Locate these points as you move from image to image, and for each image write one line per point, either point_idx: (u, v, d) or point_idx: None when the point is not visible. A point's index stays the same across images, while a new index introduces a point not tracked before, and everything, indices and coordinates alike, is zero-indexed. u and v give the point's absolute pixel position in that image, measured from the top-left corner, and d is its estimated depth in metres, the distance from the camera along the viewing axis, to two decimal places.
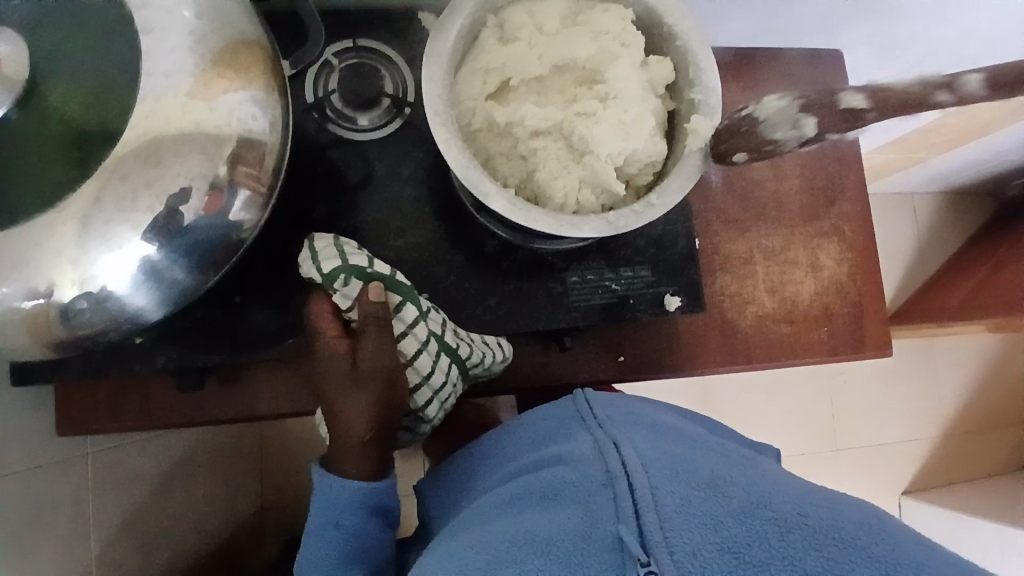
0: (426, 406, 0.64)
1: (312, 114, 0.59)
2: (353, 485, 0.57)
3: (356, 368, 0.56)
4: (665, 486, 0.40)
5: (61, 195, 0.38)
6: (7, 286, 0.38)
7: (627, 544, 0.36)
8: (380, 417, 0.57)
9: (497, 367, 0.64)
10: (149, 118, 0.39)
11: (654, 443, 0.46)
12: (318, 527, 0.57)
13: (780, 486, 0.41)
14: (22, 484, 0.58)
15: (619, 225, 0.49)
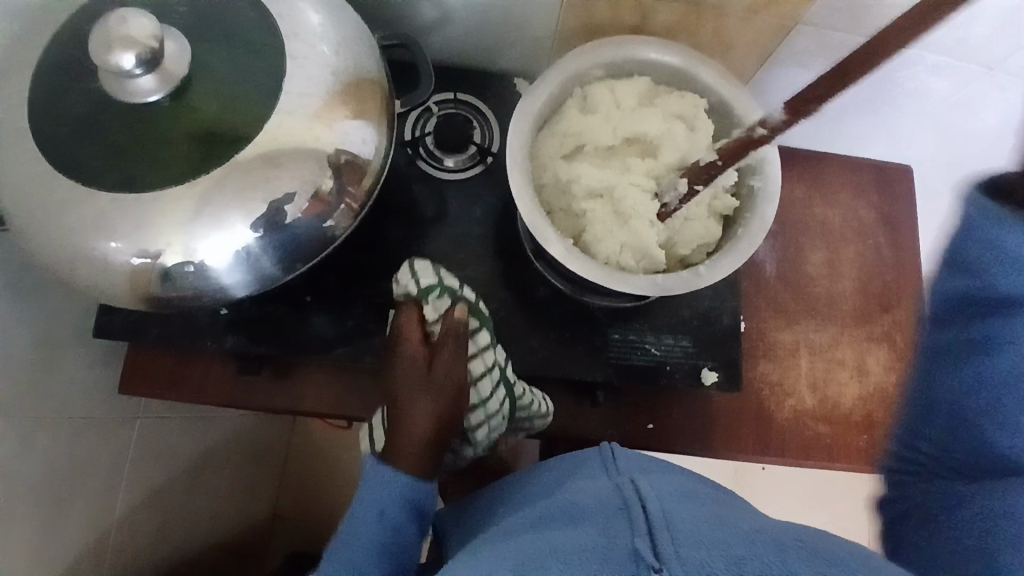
0: (475, 431, 0.61)
1: (406, 148, 0.65)
2: (406, 479, 0.54)
3: (431, 372, 0.56)
4: (680, 515, 0.39)
5: (187, 178, 0.43)
6: (123, 242, 0.44)
7: (642, 555, 0.36)
8: (443, 426, 0.56)
9: (536, 423, 0.64)
10: (277, 129, 0.45)
11: (669, 483, 0.45)
12: (361, 519, 0.53)
13: (780, 523, 0.41)
14: (76, 432, 0.62)
15: (652, 290, 0.52)
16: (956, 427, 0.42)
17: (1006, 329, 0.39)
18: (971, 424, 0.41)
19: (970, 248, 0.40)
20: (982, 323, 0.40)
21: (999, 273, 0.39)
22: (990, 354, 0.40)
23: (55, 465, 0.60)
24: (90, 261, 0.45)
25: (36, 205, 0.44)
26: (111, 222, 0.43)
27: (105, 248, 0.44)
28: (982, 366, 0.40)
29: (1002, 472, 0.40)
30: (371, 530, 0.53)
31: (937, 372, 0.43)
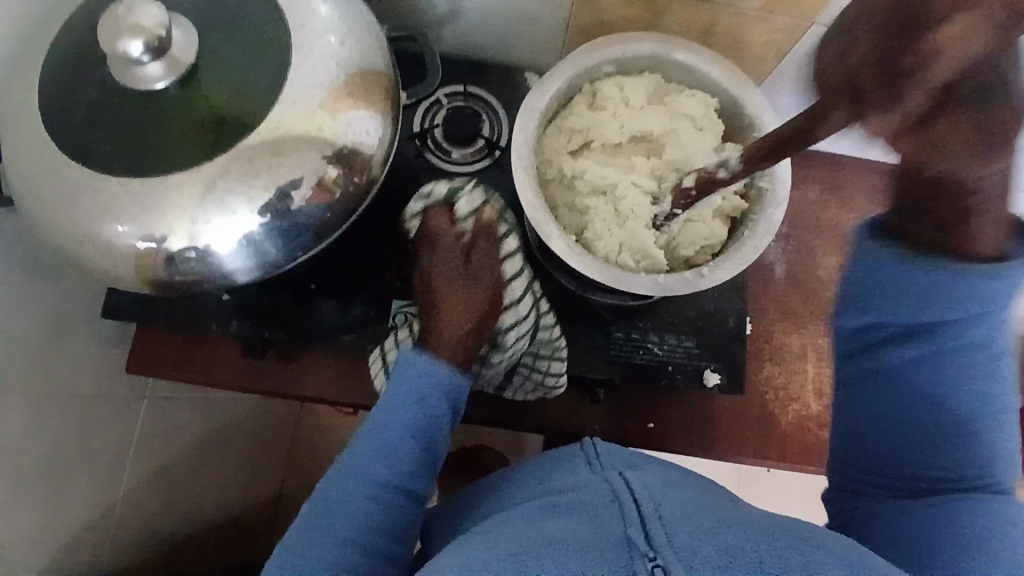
0: (505, 334, 0.56)
1: (414, 140, 0.65)
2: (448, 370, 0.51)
3: (469, 266, 0.55)
4: (670, 507, 0.39)
5: (192, 163, 0.44)
6: (129, 226, 0.44)
7: (635, 543, 0.36)
8: (477, 319, 0.54)
9: (550, 372, 0.60)
10: (282, 119, 0.45)
11: (654, 475, 0.45)
12: (396, 404, 0.50)
13: (765, 512, 0.41)
14: (83, 409, 0.64)
15: (652, 290, 0.51)
16: (890, 445, 0.46)
17: (904, 354, 0.46)
18: (906, 438, 0.46)
19: (869, 281, 0.45)
20: (887, 346, 0.47)
21: (897, 301, 0.44)
22: (897, 376, 0.46)
23: (63, 439, 0.62)
24: (96, 244, 0.45)
25: (45, 188, 0.45)
26: (117, 206, 0.44)
27: (111, 231, 0.44)
28: (894, 383, 0.46)
29: (933, 482, 0.45)
30: (407, 416, 0.49)
31: (858, 392, 0.49)
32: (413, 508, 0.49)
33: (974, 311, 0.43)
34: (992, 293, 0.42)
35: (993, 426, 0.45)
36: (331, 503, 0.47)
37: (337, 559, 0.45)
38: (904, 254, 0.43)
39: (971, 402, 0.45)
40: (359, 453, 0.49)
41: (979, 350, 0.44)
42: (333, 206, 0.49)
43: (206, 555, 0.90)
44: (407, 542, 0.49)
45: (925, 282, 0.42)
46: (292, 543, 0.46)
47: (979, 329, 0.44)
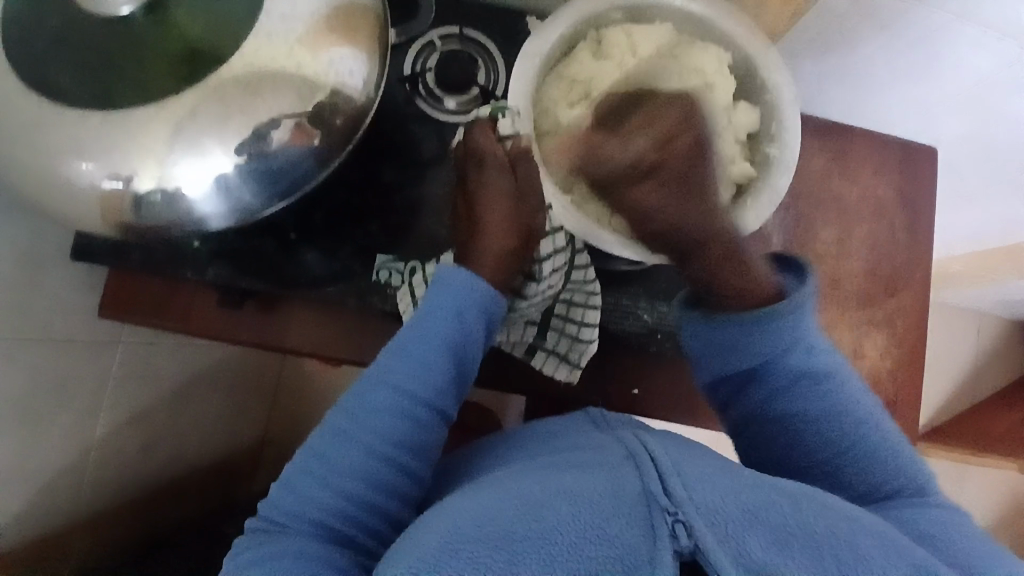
0: (543, 262, 0.55)
1: (404, 85, 0.61)
2: (484, 292, 0.49)
3: (517, 183, 0.52)
4: (689, 467, 0.37)
5: (160, 95, 0.41)
6: (93, 164, 0.41)
7: (654, 496, 0.34)
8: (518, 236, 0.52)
9: (585, 322, 0.59)
10: (257, 52, 0.42)
11: (667, 440, 0.43)
12: (429, 320, 0.48)
13: (783, 476, 0.40)
14: (54, 352, 0.62)
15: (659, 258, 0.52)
16: (802, 479, 0.52)
17: (762, 399, 0.54)
18: (809, 470, 0.52)
19: (706, 353, 0.55)
20: (747, 396, 0.55)
21: (733, 360, 0.53)
22: (771, 418, 0.54)
23: (34, 382, 0.60)
24: (57, 183, 0.42)
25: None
26: (79, 141, 0.41)
27: (73, 169, 0.41)
28: (772, 427, 0.54)
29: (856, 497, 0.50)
30: (439, 333, 0.47)
31: (759, 445, 0.55)
32: (440, 427, 0.47)
33: (783, 348, 0.53)
34: (783, 333, 0.52)
35: (864, 431, 0.52)
36: (359, 410, 0.45)
37: (364, 468, 0.44)
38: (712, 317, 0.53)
39: (834, 421, 0.52)
40: (387, 365, 0.47)
41: (806, 370, 0.53)
42: (317, 153, 0.46)
43: (184, 499, 0.91)
44: (432, 459, 0.47)
45: (751, 331, 0.52)
46: (318, 446, 0.45)
47: (799, 360, 0.53)
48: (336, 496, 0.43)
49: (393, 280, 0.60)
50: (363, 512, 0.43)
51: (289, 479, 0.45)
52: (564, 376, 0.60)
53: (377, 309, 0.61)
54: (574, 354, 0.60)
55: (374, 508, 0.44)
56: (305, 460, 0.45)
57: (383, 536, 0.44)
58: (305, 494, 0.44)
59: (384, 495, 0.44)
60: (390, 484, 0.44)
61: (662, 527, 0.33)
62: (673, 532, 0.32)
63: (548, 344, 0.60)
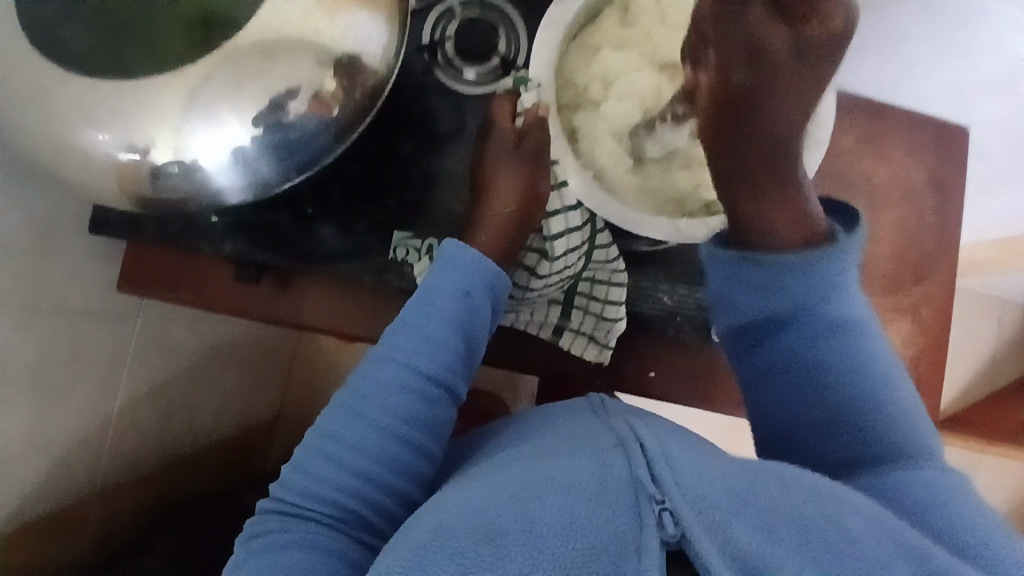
0: (553, 241, 0.53)
1: (423, 55, 0.60)
2: (490, 268, 0.48)
3: (521, 150, 0.52)
4: (675, 455, 0.36)
5: (173, 64, 0.39)
6: (109, 134, 0.40)
7: (642, 484, 0.34)
8: (523, 209, 0.52)
9: (610, 300, 0.58)
10: (272, 14, 0.40)
11: (663, 428, 0.42)
12: (437, 298, 0.47)
13: (773, 465, 0.39)
14: (72, 322, 0.62)
15: (649, 230, 0.49)
16: (782, 440, 0.47)
17: (778, 350, 0.46)
18: (794, 433, 0.46)
19: (731, 285, 0.47)
20: (764, 343, 0.47)
21: (754, 292, 0.46)
22: (779, 371, 0.47)
23: (53, 352, 0.60)
24: (73, 154, 0.41)
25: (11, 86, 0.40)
26: (92, 110, 0.40)
27: (88, 140, 0.40)
28: (776, 381, 0.47)
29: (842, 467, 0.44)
30: (447, 311, 0.46)
31: (757, 409, 0.48)
32: (450, 404, 0.47)
33: (819, 288, 0.45)
34: (819, 274, 0.45)
35: (884, 398, 0.45)
36: (366, 388, 0.45)
37: (375, 445, 0.43)
38: (750, 253, 0.46)
39: (858, 377, 0.45)
40: (396, 342, 0.46)
41: (844, 318, 0.46)
42: (334, 124, 0.45)
43: (201, 471, 0.92)
44: (443, 438, 0.46)
45: (758, 274, 0.46)
46: (329, 427, 0.44)
47: (828, 311, 0.45)
48: (347, 473, 0.43)
49: (410, 257, 0.60)
50: (375, 491, 0.43)
51: (300, 461, 0.44)
52: (593, 355, 0.60)
53: (392, 287, 0.60)
54: (600, 333, 0.59)
55: (385, 485, 0.43)
56: (315, 440, 0.44)
57: (395, 513, 0.43)
58: (316, 473, 0.43)
59: (396, 472, 0.43)
60: (403, 462, 0.43)
61: (648, 516, 0.32)
62: (659, 521, 0.32)
63: (574, 323, 0.59)
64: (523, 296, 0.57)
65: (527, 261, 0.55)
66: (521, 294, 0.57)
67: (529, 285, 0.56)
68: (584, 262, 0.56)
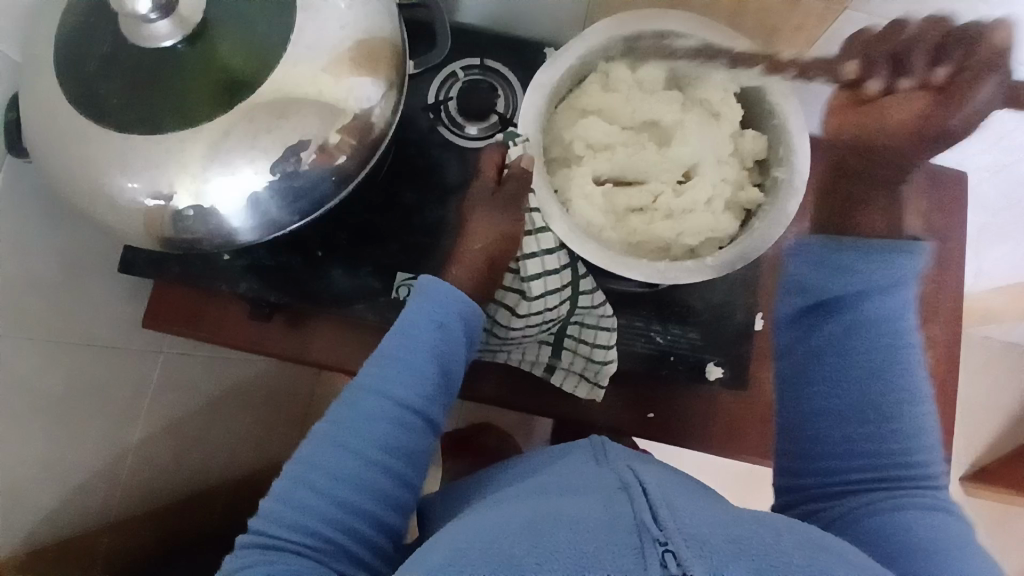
0: (530, 282, 0.55)
1: (428, 113, 0.65)
2: (468, 305, 0.50)
3: (499, 195, 0.53)
4: (679, 506, 0.36)
5: (196, 120, 0.44)
6: (137, 182, 0.45)
7: (645, 527, 0.34)
8: (497, 247, 0.53)
9: (597, 343, 0.59)
10: (284, 78, 0.45)
11: (658, 473, 0.42)
12: (416, 333, 0.48)
13: (769, 518, 0.38)
14: (96, 355, 0.66)
15: (633, 271, 0.51)
16: (815, 419, 0.51)
17: (833, 338, 0.52)
18: (818, 416, 0.51)
19: (809, 274, 0.55)
20: (821, 333, 0.53)
21: (830, 285, 0.53)
22: (830, 359, 0.52)
23: (76, 383, 0.64)
24: (106, 199, 0.46)
25: (55, 139, 0.46)
26: (124, 160, 0.44)
27: (119, 187, 0.45)
28: (819, 367, 0.52)
29: (848, 471, 0.49)
30: (426, 344, 0.48)
31: (796, 388, 0.53)
32: (426, 433, 0.48)
33: (883, 283, 0.52)
34: (891, 287, 0.52)
35: (901, 419, 0.49)
36: (347, 419, 0.46)
37: (355, 474, 0.45)
38: (836, 242, 0.54)
39: (898, 403, 0.50)
40: (376, 375, 0.47)
41: (903, 342, 0.51)
42: (339, 172, 0.49)
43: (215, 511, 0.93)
44: (421, 463, 0.48)
45: (832, 262, 0.54)
46: (310, 456, 0.45)
47: (880, 313, 0.52)
48: (326, 502, 0.44)
49: None
50: (353, 516, 0.44)
51: (280, 489, 0.45)
52: (584, 393, 0.62)
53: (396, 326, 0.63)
54: (591, 373, 0.61)
55: (365, 513, 0.45)
56: (296, 468, 0.45)
57: (372, 539, 0.45)
58: (295, 501, 0.44)
59: (376, 500, 0.45)
60: (384, 491, 0.45)
61: (652, 558, 0.31)
62: (662, 561, 0.31)
63: (563, 363, 0.61)
64: (507, 336, 0.59)
65: (508, 301, 0.56)
66: (504, 333, 0.58)
67: (509, 324, 0.57)
68: (569, 306, 0.58)
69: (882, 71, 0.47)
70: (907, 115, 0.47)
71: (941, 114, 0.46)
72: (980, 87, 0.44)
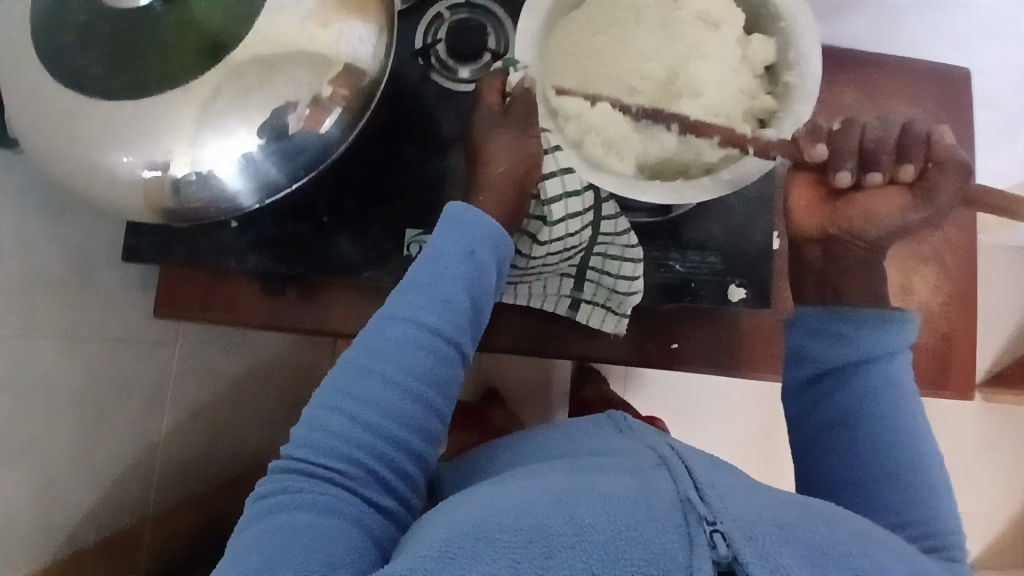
0: (551, 205, 0.53)
1: (417, 60, 0.62)
2: (496, 230, 0.48)
3: (507, 116, 0.51)
4: (721, 485, 0.37)
5: (182, 81, 0.42)
6: (132, 154, 0.43)
7: (691, 505, 0.35)
8: (520, 169, 0.51)
9: (622, 275, 0.58)
10: (269, 26, 0.43)
11: (697, 453, 0.44)
12: (446, 261, 0.47)
13: (795, 497, 0.40)
14: (114, 348, 0.65)
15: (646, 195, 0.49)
16: (837, 489, 0.51)
17: (841, 408, 0.53)
18: (836, 486, 0.51)
19: (807, 344, 0.58)
20: (829, 397, 0.55)
21: (827, 349, 0.56)
22: (840, 425, 0.53)
23: (98, 379, 0.63)
24: (102, 175, 0.44)
25: (41, 119, 0.44)
26: (116, 131, 0.43)
27: (113, 160, 0.43)
28: (830, 437, 0.53)
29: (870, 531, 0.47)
30: (455, 271, 0.47)
31: (816, 455, 0.53)
32: (458, 365, 0.47)
33: (875, 344, 0.54)
34: (882, 345, 0.54)
35: (916, 479, 0.49)
36: (380, 347, 0.44)
37: (391, 403, 0.43)
38: (835, 314, 0.57)
39: (908, 456, 0.50)
40: (410, 302, 0.46)
41: (906, 401, 0.53)
42: (341, 122, 0.48)
43: None
44: (452, 396, 0.47)
45: (831, 331, 0.56)
46: (344, 384, 0.44)
47: (878, 371, 0.54)
48: (363, 430, 0.43)
49: None
50: (388, 446, 0.43)
51: (314, 417, 0.44)
52: (611, 326, 0.61)
53: None
54: (613, 304, 0.61)
55: (401, 443, 0.44)
56: (329, 396, 0.44)
57: (408, 471, 0.44)
58: (330, 429, 0.43)
59: (412, 430, 0.44)
60: (419, 422, 0.44)
61: (700, 535, 0.33)
62: (711, 542, 0.33)
63: (586, 296, 0.61)
64: (527, 267, 0.58)
65: (530, 228, 0.55)
66: (525, 264, 0.57)
67: (531, 252, 0.56)
68: (592, 233, 0.57)
69: (849, 165, 0.51)
70: (884, 208, 0.52)
71: (914, 210, 0.52)
72: (946, 178, 0.50)
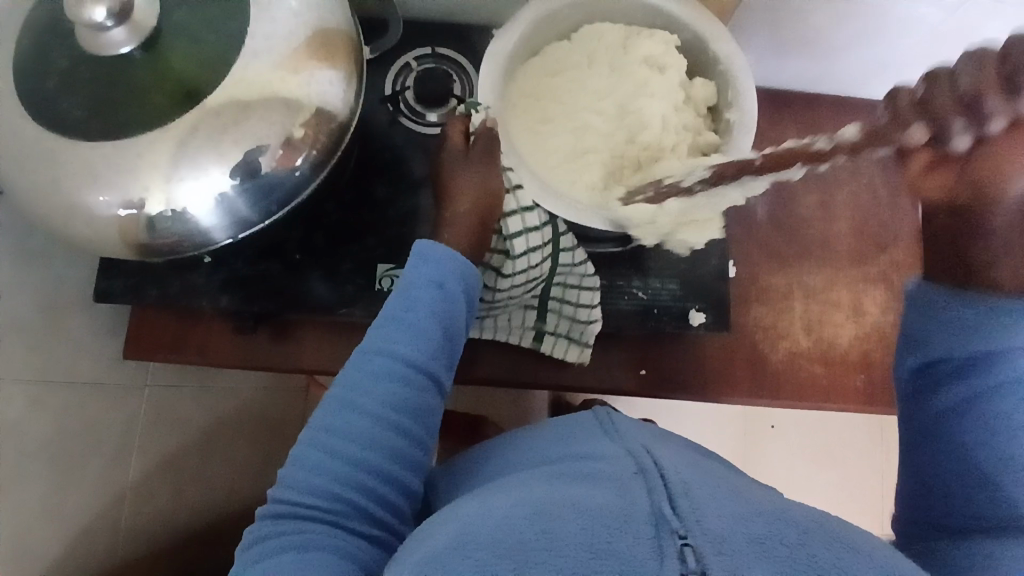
0: (512, 239, 0.55)
1: (387, 105, 0.66)
2: (462, 262, 0.50)
3: (469, 155, 0.53)
4: (697, 494, 0.36)
5: (160, 124, 0.45)
6: (108, 194, 0.45)
7: (664, 518, 0.34)
8: (484, 205, 0.53)
9: (581, 303, 0.61)
10: (245, 71, 0.46)
11: (678, 455, 0.43)
12: (416, 292, 0.48)
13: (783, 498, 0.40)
14: (82, 394, 0.65)
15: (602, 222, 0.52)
16: (936, 492, 0.42)
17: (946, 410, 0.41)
18: (935, 491, 0.42)
19: (915, 326, 0.43)
20: (939, 391, 0.42)
21: (939, 336, 0.41)
22: (943, 422, 0.42)
23: (65, 426, 0.62)
24: (79, 215, 0.46)
25: (19, 163, 0.45)
26: (93, 172, 0.44)
27: (89, 201, 0.45)
28: (937, 439, 0.42)
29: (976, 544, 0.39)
30: (426, 302, 0.48)
31: (917, 453, 0.43)
32: (434, 392, 0.48)
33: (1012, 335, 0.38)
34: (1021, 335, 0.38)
35: None
36: (356, 381, 0.46)
37: (370, 434, 0.44)
38: (955, 289, 0.40)
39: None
40: (383, 335, 0.47)
41: None
42: (309, 161, 0.50)
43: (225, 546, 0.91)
44: (432, 421, 0.48)
45: (946, 315, 0.41)
46: (324, 422, 0.45)
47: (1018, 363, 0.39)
48: (345, 464, 0.44)
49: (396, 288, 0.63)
50: (371, 477, 0.44)
51: (298, 457, 0.45)
52: (575, 356, 0.63)
53: None
54: (575, 333, 0.63)
55: (383, 473, 0.44)
56: (311, 435, 0.45)
57: (393, 501, 0.45)
58: (313, 467, 0.44)
59: (393, 460, 0.45)
60: (399, 451, 0.45)
61: (670, 548, 0.32)
62: (681, 555, 0.32)
63: (550, 327, 0.63)
64: (493, 299, 0.60)
65: (494, 262, 0.58)
66: (491, 297, 0.59)
67: (497, 285, 0.58)
68: (551, 265, 0.59)
69: (959, 126, 0.32)
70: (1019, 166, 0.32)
71: None
72: None
